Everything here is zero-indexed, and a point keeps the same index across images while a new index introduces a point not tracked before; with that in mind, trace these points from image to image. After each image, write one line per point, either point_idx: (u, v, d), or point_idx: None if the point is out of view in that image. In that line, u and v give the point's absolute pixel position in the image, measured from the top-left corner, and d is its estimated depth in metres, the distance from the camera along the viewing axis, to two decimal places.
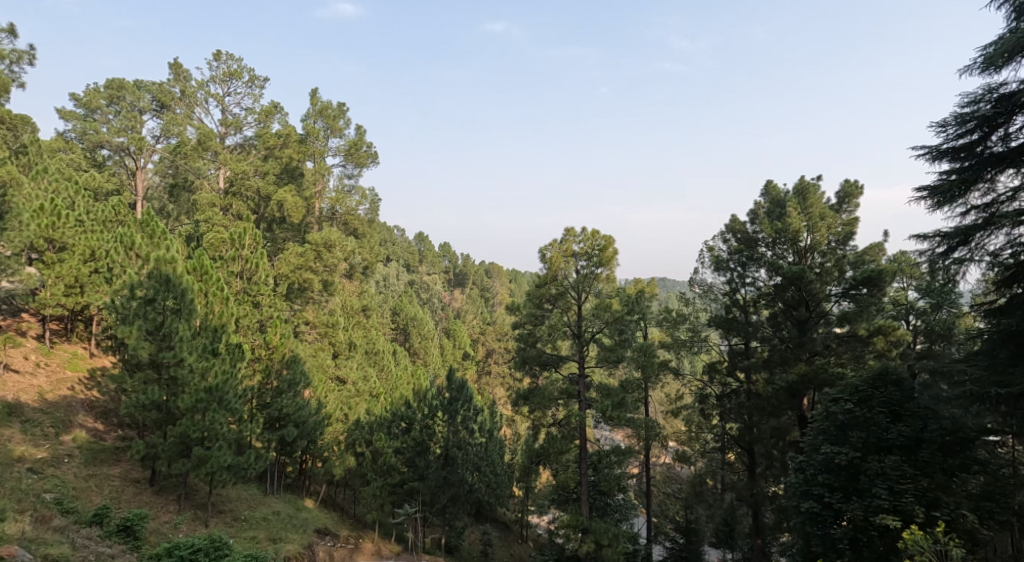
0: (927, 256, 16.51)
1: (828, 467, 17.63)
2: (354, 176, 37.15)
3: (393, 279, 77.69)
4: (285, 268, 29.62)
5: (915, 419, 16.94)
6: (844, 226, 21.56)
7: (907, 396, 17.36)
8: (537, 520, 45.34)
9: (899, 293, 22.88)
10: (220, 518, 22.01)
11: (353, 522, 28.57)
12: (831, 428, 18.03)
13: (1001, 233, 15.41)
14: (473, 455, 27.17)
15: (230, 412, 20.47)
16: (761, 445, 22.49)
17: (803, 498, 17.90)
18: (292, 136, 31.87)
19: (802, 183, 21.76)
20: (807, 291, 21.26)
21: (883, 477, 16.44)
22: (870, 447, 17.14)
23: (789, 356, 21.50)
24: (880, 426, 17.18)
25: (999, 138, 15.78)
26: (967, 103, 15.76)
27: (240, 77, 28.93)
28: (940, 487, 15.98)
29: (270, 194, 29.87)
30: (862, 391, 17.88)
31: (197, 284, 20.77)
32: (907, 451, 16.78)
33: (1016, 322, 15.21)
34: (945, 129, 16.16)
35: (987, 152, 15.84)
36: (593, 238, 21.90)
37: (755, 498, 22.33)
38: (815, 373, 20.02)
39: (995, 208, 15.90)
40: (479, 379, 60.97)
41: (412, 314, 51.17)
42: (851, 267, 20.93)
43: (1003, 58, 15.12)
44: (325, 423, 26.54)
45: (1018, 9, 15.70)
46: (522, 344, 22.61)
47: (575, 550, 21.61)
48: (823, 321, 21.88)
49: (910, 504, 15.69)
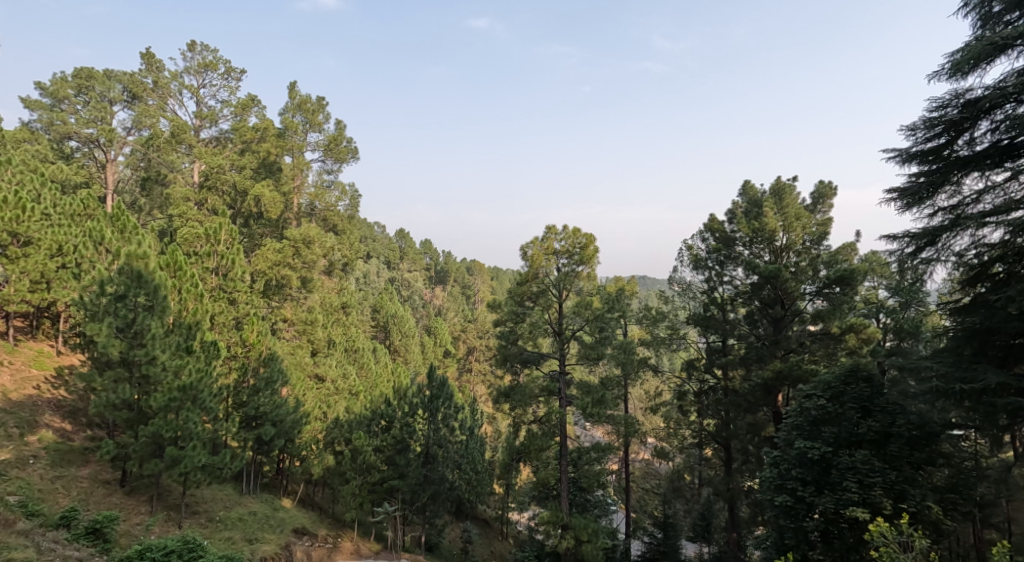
0: (896, 255, 16.71)
1: (800, 462, 17.68)
2: (334, 172, 36.57)
3: (373, 276, 77.12)
4: (262, 265, 28.86)
5: (885, 414, 17.04)
6: (819, 226, 21.70)
7: (877, 392, 17.47)
8: (517, 517, 45.36)
9: (871, 292, 23.03)
10: (194, 519, 21.57)
11: (332, 522, 28.19)
12: (804, 424, 18.03)
13: (967, 233, 15.56)
14: (454, 452, 26.96)
15: (205, 412, 20.05)
16: (736, 440, 22.64)
17: (778, 492, 17.93)
18: (269, 129, 31.29)
19: (779, 183, 21.88)
20: (783, 290, 21.25)
21: (853, 471, 16.54)
22: (841, 442, 17.24)
23: (765, 354, 21.74)
24: (851, 420, 17.27)
25: (966, 141, 15.94)
26: (935, 107, 15.93)
27: (216, 69, 28.25)
28: (907, 480, 16.14)
29: (246, 188, 29.42)
30: (834, 387, 17.99)
31: (171, 280, 20.31)
32: (876, 446, 16.95)
33: (979, 320, 15.37)
34: (914, 133, 16.29)
35: (953, 156, 16.02)
36: (575, 236, 21.83)
37: (731, 492, 22.35)
38: (790, 370, 20.11)
39: (960, 210, 16.07)
40: (460, 377, 61.15)
41: (392, 311, 50.94)
42: (825, 267, 21.11)
43: (970, 64, 15.35)
44: (303, 421, 26.25)
45: (984, 17, 15.96)
46: (503, 342, 22.42)
47: (555, 547, 21.38)
48: (798, 319, 22.02)
49: (878, 496, 15.82)
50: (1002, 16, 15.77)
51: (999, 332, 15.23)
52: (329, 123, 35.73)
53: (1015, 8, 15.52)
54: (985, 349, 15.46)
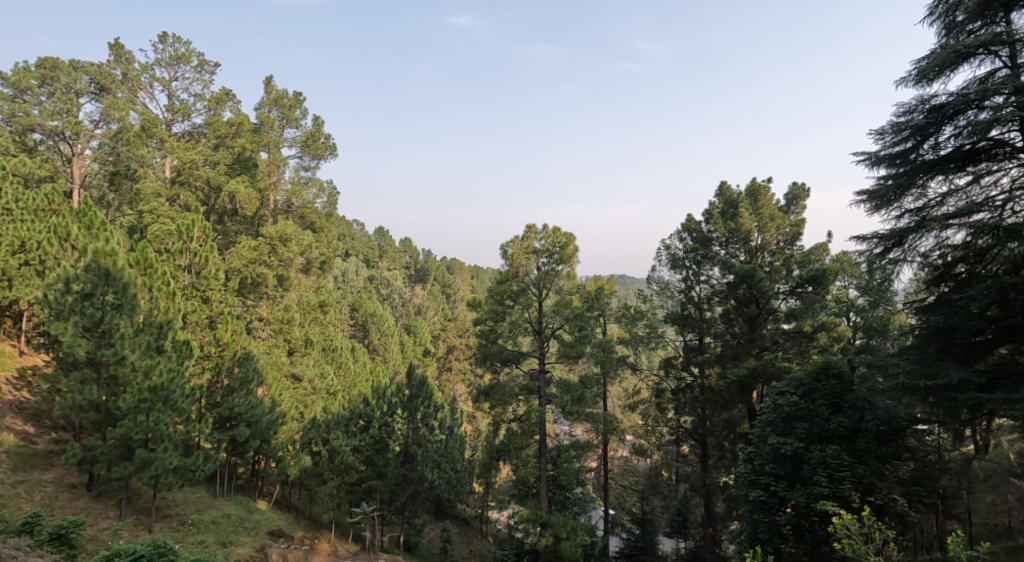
0: (866, 256, 16.94)
1: (774, 457, 17.68)
2: (311, 168, 36.05)
3: (353, 274, 76.32)
4: (237, 262, 28.40)
5: (854, 410, 17.15)
6: (792, 226, 21.92)
7: (847, 389, 17.56)
8: (497, 515, 45.30)
9: (842, 291, 23.32)
10: (165, 523, 21.04)
11: (308, 523, 27.83)
12: (777, 420, 18.01)
13: (932, 234, 15.83)
14: (433, 451, 26.67)
15: (177, 413, 19.58)
16: (713, 438, 22.65)
17: (752, 488, 17.89)
18: (245, 125, 30.52)
19: (754, 183, 21.96)
20: (758, 289, 21.29)
21: (824, 466, 16.59)
22: (813, 437, 17.24)
23: (740, 352, 21.83)
24: (822, 416, 17.34)
25: (931, 145, 16.38)
26: (902, 112, 16.40)
27: (188, 61, 27.59)
28: (875, 474, 16.30)
29: (221, 184, 28.78)
30: (806, 384, 18.04)
31: (141, 279, 19.76)
32: (846, 440, 17.01)
33: (943, 318, 15.54)
34: (882, 137, 16.81)
35: (920, 160, 16.48)
36: (555, 235, 21.69)
37: (707, 488, 22.38)
38: (764, 367, 20.22)
39: (926, 212, 16.34)
40: (440, 375, 60.89)
41: (371, 310, 50.54)
42: (798, 266, 21.29)
43: (934, 72, 16.06)
44: (280, 421, 25.90)
45: (948, 26, 16.69)
46: (483, 341, 22.20)
47: (534, 545, 21.23)
48: (772, 317, 22.06)
49: (848, 490, 15.88)
50: (965, 26, 16.50)
51: (961, 330, 15.41)
52: (306, 119, 35.20)
53: (977, 18, 16.24)
54: (948, 347, 15.59)
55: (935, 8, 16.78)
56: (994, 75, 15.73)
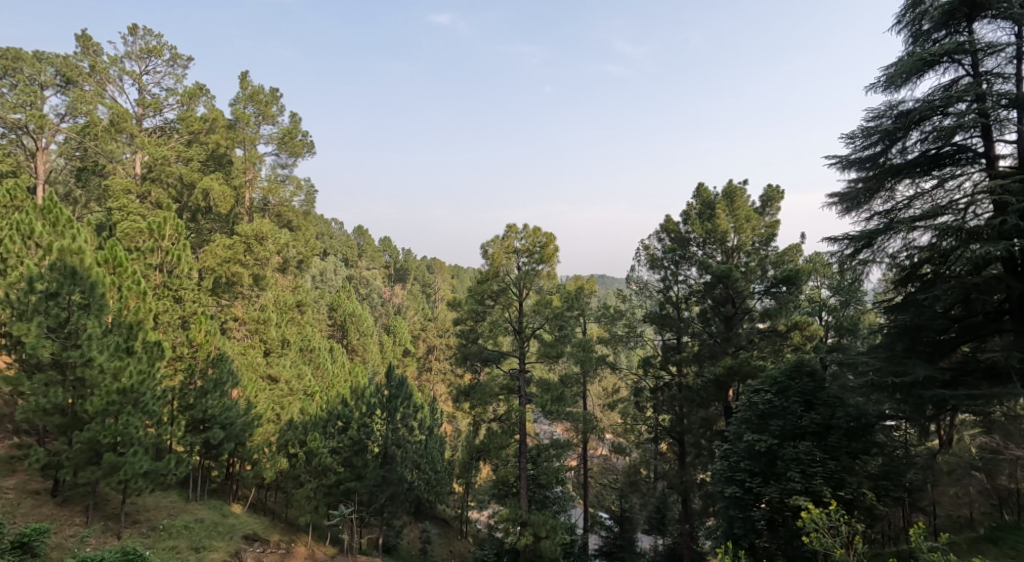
0: (837, 256, 16.89)
1: (749, 454, 17.68)
2: (289, 166, 35.49)
3: (331, 274, 75.46)
4: (211, 261, 28.01)
5: (826, 407, 17.14)
6: (767, 228, 22.02)
7: (819, 386, 17.61)
8: (477, 516, 45.08)
9: (814, 291, 23.51)
10: (135, 528, 20.46)
11: (285, 526, 27.35)
12: (752, 417, 17.96)
13: (900, 236, 15.98)
14: (412, 452, 26.35)
15: (147, 416, 19.04)
16: (690, 435, 22.52)
17: (728, 484, 17.82)
18: (218, 121, 29.98)
19: (729, 186, 22.01)
20: (733, 289, 21.36)
21: (797, 462, 16.55)
22: (786, 434, 17.25)
23: (716, 351, 21.89)
24: (795, 413, 17.33)
25: (898, 150, 16.58)
26: (872, 117, 16.60)
27: (160, 55, 26.92)
28: (845, 469, 16.28)
29: (194, 181, 28.38)
30: (780, 382, 18.05)
31: (110, 278, 19.22)
32: (818, 437, 16.97)
33: (909, 318, 15.82)
34: (852, 140, 16.91)
35: (888, 164, 16.68)
36: (535, 235, 21.48)
37: (685, 485, 22.27)
38: (739, 365, 20.22)
39: (894, 215, 16.50)
40: (420, 376, 60.45)
41: (350, 310, 49.96)
42: (773, 267, 21.39)
43: (902, 78, 16.31)
44: (255, 423, 25.45)
45: (915, 34, 17.01)
46: (463, 341, 21.91)
47: (514, 544, 21.03)
48: (748, 317, 22.09)
49: (819, 485, 15.85)
50: (930, 35, 16.79)
51: (927, 329, 15.73)
52: (283, 116, 34.68)
53: (942, 26, 16.56)
54: (915, 345, 15.88)
55: (902, 16, 17.03)
56: (958, 82, 16.03)
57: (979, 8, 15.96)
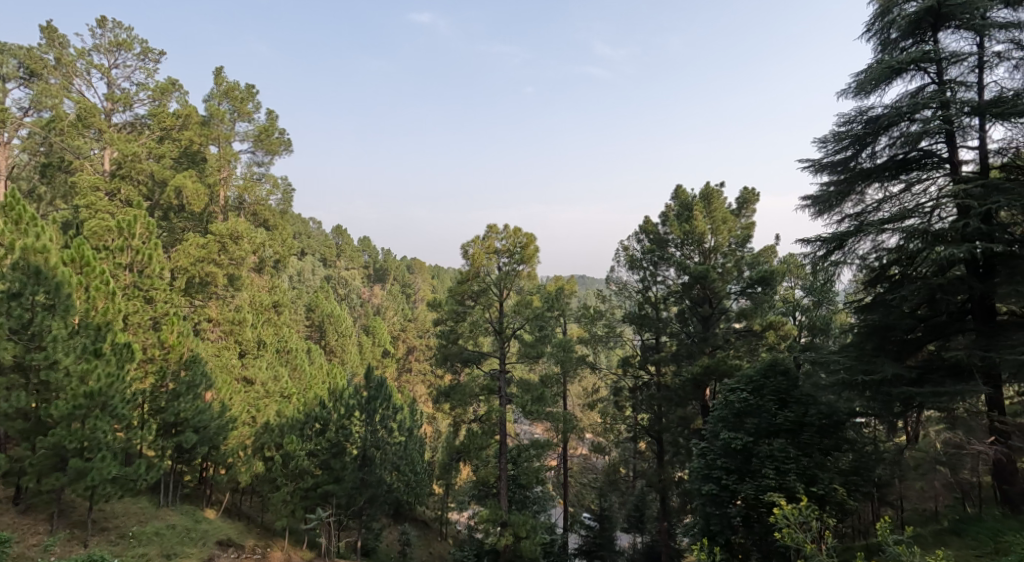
0: (809, 258, 16.92)
1: (726, 451, 17.55)
2: (265, 164, 34.85)
3: (308, 274, 74.55)
4: (184, 261, 27.22)
5: (799, 405, 17.18)
6: (743, 229, 22.01)
7: (793, 385, 17.63)
8: (458, 517, 44.75)
9: (789, 292, 23.66)
10: (102, 536, 19.84)
11: (260, 531, 26.80)
12: (729, 416, 17.82)
13: (870, 239, 16.07)
14: (391, 454, 25.95)
15: (116, 420, 18.44)
16: (668, 434, 22.46)
17: (705, 482, 17.67)
18: (193, 117, 29.22)
19: (705, 188, 21.89)
20: (710, 290, 21.35)
21: (771, 459, 16.48)
22: (761, 432, 17.18)
23: (693, 350, 21.73)
24: (770, 411, 17.27)
25: (868, 154, 16.68)
26: (842, 122, 16.69)
27: (130, 48, 26.20)
28: (817, 466, 16.30)
29: (166, 179, 27.63)
30: (755, 381, 18.01)
31: (77, 277, 18.60)
32: (792, 434, 16.96)
33: (879, 317, 15.99)
34: (824, 145, 16.95)
35: (858, 168, 16.77)
36: (515, 235, 21.22)
37: (663, 484, 22.21)
38: (716, 365, 20.19)
39: (864, 217, 16.62)
40: (400, 377, 59.96)
41: (328, 311, 49.36)
42: (749, 267, 21.37)
43: (871, 85, 16.42)
44: (230, 427, 24.88)
45: (883, 43, 17.18)
46: (443, 342, 21.58)
47: (494, 545, 20.75)
48: (724, 317, 22.07)
49: (793, 481, 15.76)
50: (898, 43, 16.97)
51: (895, 328, 15.89)
52: (259, 113, 34.01)
53: (909, 35, 16.74)
54: (884, 344, 16.02)
55: (872, 24, 17.18)
56: (924, 90, 16.22)
57: (943, 18, 16.13)
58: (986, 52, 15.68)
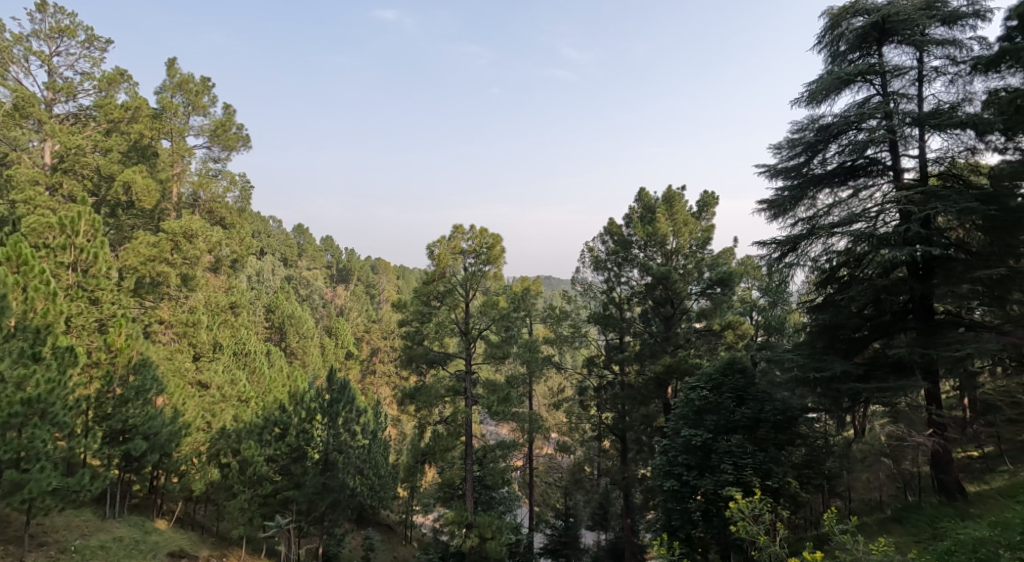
0: (766, 260, 16.96)
1: (686, 448, 17.22)
2: (222, 160, 33.58)
3: (269, 275, 72.70)
4: (133, 260, 25.75)
5: (755, 401, 17.00)
6: (704, 231, 21.96)
7: (750, 382, 17.38)
8: (422, 519, 44.00)
9: (746, 292, 23.72)
10: (41, 551, 18.62)
11: (215, 540, 25.70)
12: (689, 413, 17.64)
13: (821, 242, 15.99)
14: (354, 457, 25.13)
15: (57, 428, 17.29)
16: (631, 432, 22.22)
17: (666, 478, 17.35)
18: (142, 109, 27.91)
19: (670, 191, 21.71)
20: (673, 290, 21.13)
21: (729, 455, 16.28)
22: (721, 429, 16.97)
23: (656, 350, 21.65)
24: (728, 409, 17.12)
25: (819, 161, 16.71)
26: (796, 130, 16.72)
27: (73, 35, 24.86)
28: (772, 460, 16.07)
29: (113, 173, 26.21)
30: (714, 379, 17.73)
31: (13, 276, 17.43)
32: (749, 430, 16.79)
33: (829, 316, 16.02)
34: (778, 151, 17.02)
35: (810, 174, 16.80)
36: (482, 235, 20.70)
37: (627, 481, 21.97)
38: (677, 363, 20.02)
39: (816, 221, 16.66)
40: (364, 378, 58.75)
41: (289, 312, 48.04)
42: (709, 269, 21.21)
43: (822, 94, 16.45)
44: (183, 433, 23.76)
45: (833, 54, 17.21)
46: (408, 343, 20.84)
47: (460, 546, 20.18)
48: (685, 317, 21.94)
49: (750, 475, 15.54)
50: (846, 56, 17.01)
51: (844, 327, 15.97)
52: (216, 107, 32.77)
53: (856, 48, 16.76)
54: (834, 342, 16.10)
55: (822, 37, 17.22)
56: (869, 101, 16.28)
57: (887, 33, 16.21)
58: (925, 67, 15.78)
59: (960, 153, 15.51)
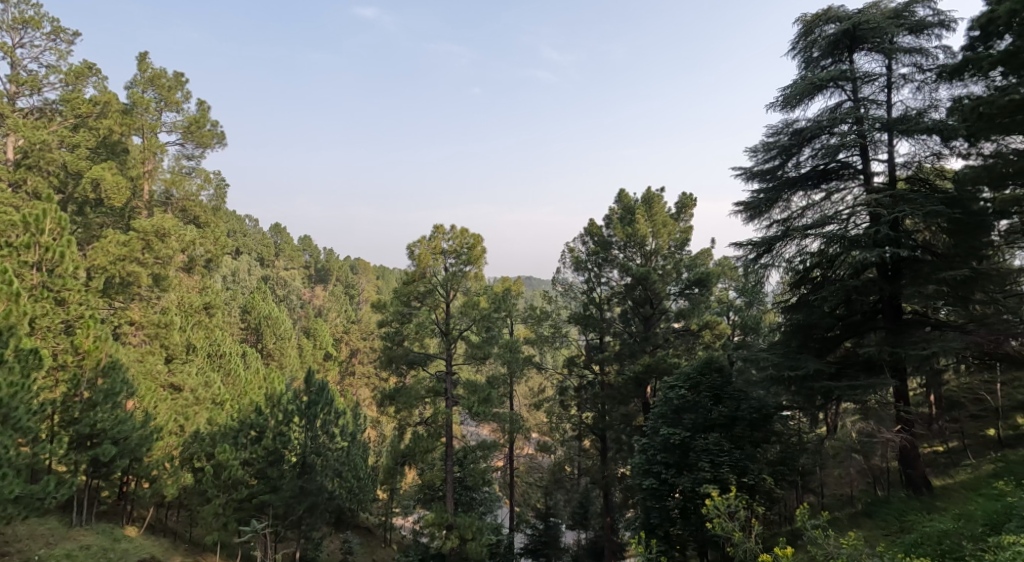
0: (742, 261, 16.91)
1: (664, 447, 17.01)
2: (195, 158, 32.81)
3: (245, 276, 71.49)
4: (100, 260, 24.79)
5: (732, 399, 16.82)
6: (682, 232, 21.89)
7: (727, 381, 17.23)
8: (402, 522, 43.46)
9: (724, 291, 23.66)
10: None
11: (188, 547, 25.00)
12: (667, 413, 17.45)
13: (795, 243, 15.91)
14: (333, 460, 24.61)
15: (20, 433, 16.59)
16: (611, 431, 22.01)
17: (645, 477, 17.13)
18: (111, 104, 27.15)
19: (648, 192, 21.62)
20: (652, 290, 20.97)
21: (707, 453, 16.08)
22: (699, 427, 16.78)
23: (635, 350, 21.43)
24: (705, 407, 16.97)
25: (793, 164, 16.63)
26: (770, 133, 16.63)
27: (38, 26, 24.06)
28: (749, 457, 15.94)
29: (81, 170, 25.62)
30: (692, 378, 17.56)
31: None
32: (726, 429, 16.62)
33: (802, 316, 15.96)
34: (754, 154, 16.93)
35: (784, 177, 16.70)
36: (462, 236, 20.37)
37: (606, 480, 21.78)
38: (656, 363, 19.99)
39: (791, 222, 16.60)
40: (343, 379, 57.96)
41: (265, 313, 47.20)
42: (687, 269, 21.09)
43: (796, 99, 16.37)
44: (154, 437, 23.06)
45: (806, 61, 17.12)
46: (387, 344, 20.38)
47: (439, 548, 19.80)
48: (664, 317, 21.78)
49: (726, 472, 15.39)
50: (818, 62, 16.93)
51: (818, 326, 15.92)
52: (189, 103, 32.02)
53: (829, 55, 16.70)
54: (807, 342, 16.02)
55: (795, 43, 17.14)
56: (840, 107, 16.22)
57: (858, 40, 16.20)
58: (893, 74, 15.78)
59: (926, 158, 15.51)
